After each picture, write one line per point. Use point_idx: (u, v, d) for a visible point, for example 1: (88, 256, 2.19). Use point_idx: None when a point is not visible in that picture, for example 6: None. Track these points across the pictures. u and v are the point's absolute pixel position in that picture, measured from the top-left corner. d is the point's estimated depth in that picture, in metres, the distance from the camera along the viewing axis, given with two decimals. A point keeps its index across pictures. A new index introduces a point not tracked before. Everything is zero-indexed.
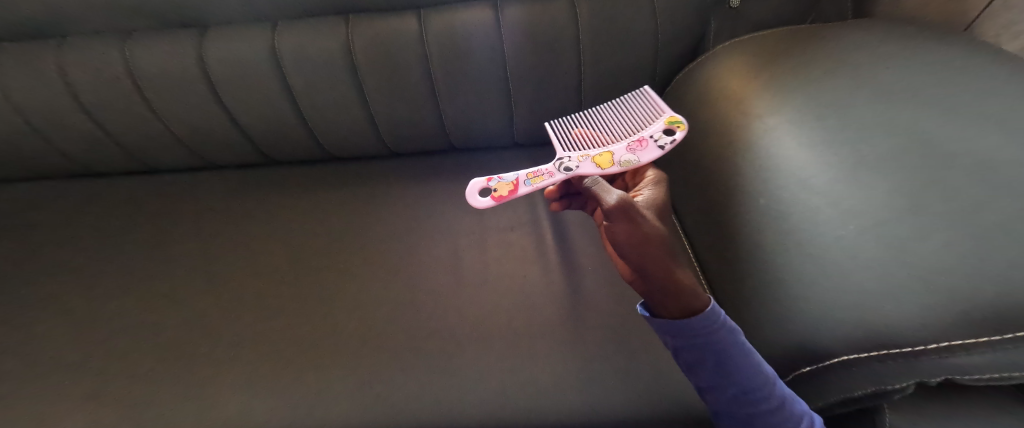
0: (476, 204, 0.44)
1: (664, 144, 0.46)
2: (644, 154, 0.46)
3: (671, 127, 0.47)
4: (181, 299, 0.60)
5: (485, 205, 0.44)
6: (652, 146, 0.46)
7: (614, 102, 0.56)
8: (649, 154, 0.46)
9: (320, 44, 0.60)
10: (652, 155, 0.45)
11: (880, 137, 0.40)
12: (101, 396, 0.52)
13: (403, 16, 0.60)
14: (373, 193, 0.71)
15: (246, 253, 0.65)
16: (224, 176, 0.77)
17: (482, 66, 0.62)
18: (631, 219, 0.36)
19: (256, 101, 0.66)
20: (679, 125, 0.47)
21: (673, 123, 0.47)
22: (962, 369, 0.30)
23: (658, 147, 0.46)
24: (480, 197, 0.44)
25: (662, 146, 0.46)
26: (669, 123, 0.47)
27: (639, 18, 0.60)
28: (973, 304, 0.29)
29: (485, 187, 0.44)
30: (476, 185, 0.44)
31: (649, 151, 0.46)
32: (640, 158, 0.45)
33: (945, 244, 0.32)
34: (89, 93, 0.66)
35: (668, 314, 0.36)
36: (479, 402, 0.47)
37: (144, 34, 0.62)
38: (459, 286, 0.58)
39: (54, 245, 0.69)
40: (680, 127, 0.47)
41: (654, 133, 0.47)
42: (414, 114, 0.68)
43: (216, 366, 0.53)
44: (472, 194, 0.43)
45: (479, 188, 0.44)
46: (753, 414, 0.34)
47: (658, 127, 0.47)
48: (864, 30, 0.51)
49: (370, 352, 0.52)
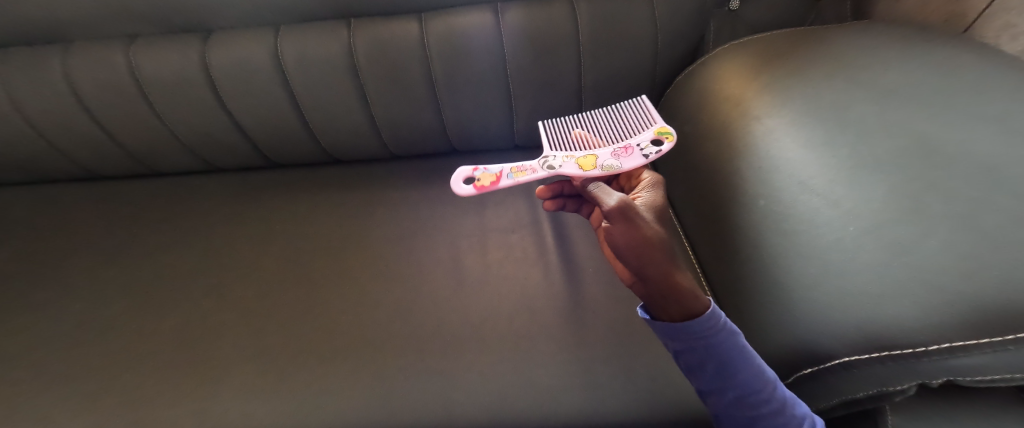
0: (458, 191, 0.46)
1: (649, 154, 0.46)
2: (628, 160, 0.46)
3: (659, 137, 0.47)
4: (189, 300, 0.62)
5: (466, 193, 0.46)
6: (636, 154, 0.46)
7: (609, 108, 0.57)
8: (632, 161, 0.46)
9: (325, 52, 0.62)
10: (635, 162, 0.46)
11: (880, 138, 0.40)
12: (108, 394, 0.53)
13: (404, 20, 0.61)
14: (376, 195, 0.73)
15: (253, 256, 0.67)
16: (228, 179, 0.80)
17: (482, 69, 0.63)
18: (630, 221, 0.36)
19: (260, 105, 0.68)
20: (667, 136, 0.47)
21: (661, 133, 0.48)
22: (963, 370, 0.29)
23: (643, 156, 0.46)
24: (463, 184, 0.46)
25: (647, 155, 0.46)
26: (657, 134, 0.48)
27: (638, 21, 0.60)
28: (974, 304, 0.29)
29: (471, 176, 0.47)
30: (461, 173, 0.47)
31: (632, 159, 0.46)
32: (622, 164, 0.46)
33: (944, 243, 0.32)
34: (106, 101, 0.68)
35: (669, 318, 0.36)
36: (478, 400, 0.48)
37: (148, 38, 0.65)
38: (461, 287, 0.59)
39: (65, 248, 0.71)
40: (668, 138, 0.47)
41: (640, 142, 0.47)
42: (416, 117, 0.69)
43: (224, 365, 0.54)
44: (456, 181, 0.46)
45: (465, 176, 0.47)
46: (755, 417, 0.34)
47: (647, 136, 0.48)
48: (862, 33, 0.52)
49: (371, 351, 0.54)
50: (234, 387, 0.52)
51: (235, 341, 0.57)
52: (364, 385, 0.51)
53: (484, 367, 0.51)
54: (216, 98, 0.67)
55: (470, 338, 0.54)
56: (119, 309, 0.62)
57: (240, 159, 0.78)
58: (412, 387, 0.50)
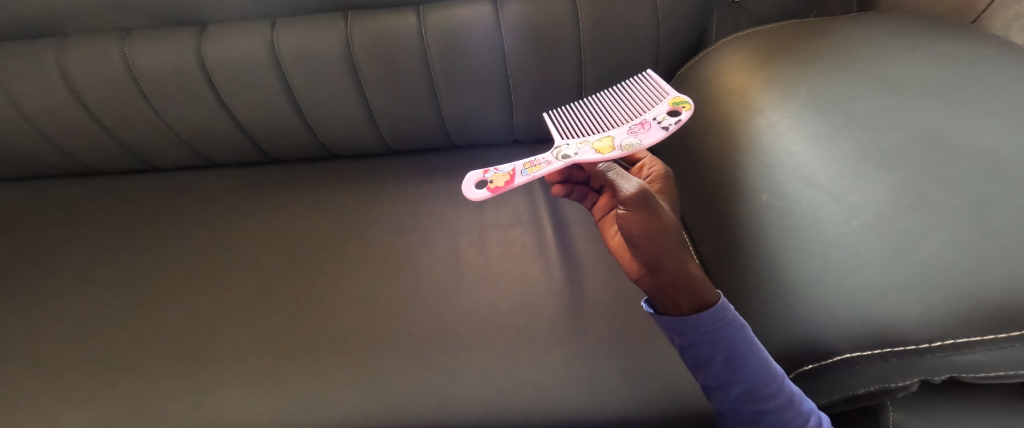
0: (471, 196, 0.43)
1: (669, 125, 0.44)
2: (647, 135, 0.44)
3: (676, 107, 0.46)
4: (186, 298, 0.62)
5: (480, 198, 0.43)
6: (656, 128, 0.44)
7: (615, 88, 0.55)
8: (653, 135, 0.44)
9: (323, 47, 0.61)
10: (656, 136, 0.44)
11: (886, 131, 0.39)
12: (105, 393, 0.53)
13: (403, 13, 0.60)
14: (374, 190, 0.72)
15: (252, 250, 0.67)
16: (227, 174, 0.80)
17: (482, 62, 0.62)
18: (649, 209, 0.35)
19: (258, 100, 0.68)
20: (684, 105, 0.45)
21: (678, 103, 0.46)
22: (970, 365, 0.29)
23: (662, 128, 0.44)
24: (475, 189, 0.43)
25: (667, 127, 0.44)
26: (674, 104, 0.46)
27: (639, 13, 0.59)
28: (980, 303, 0.28)
29: (483, 179, 0.44)
30: (473, 178, 0.44)
31: (652, 133, 0.44)
32: (643, 140, 0.43)
33: (950, 239, 0.31)
34: (104, 97, 0.68)
35: (677, 311, 0.36)
36: (478, 398, 0.48)
37: (144, 33, 0.64)
38: (460, 282, 0.59)
39: (63, 245, 0.71)
40: (686, 107, 0.45)
41: (656, 116, 0.46)
42: (415, 112, 0.69)
43: (221, 364, 0.54)
44: (469, 186, 0.43)
45: (476, 180, 0.44)
46: (762, 412, 0.33)
47: (662, 108, 0.46)
48: (868, 25, 0.51)
49: (371, 349, 0.53)
50: (234, 385, 0.52)
51: (236, 339, 0.57)
52: (364, 380, 0.51)
53: (483, 364, 0.51)
54: (214, 93, 0.67)
55: (469, 334, 0.53)
56: (119, 307, 0.62)
57: (239, 154, 0.77)
58: (411, 384, 0.50)
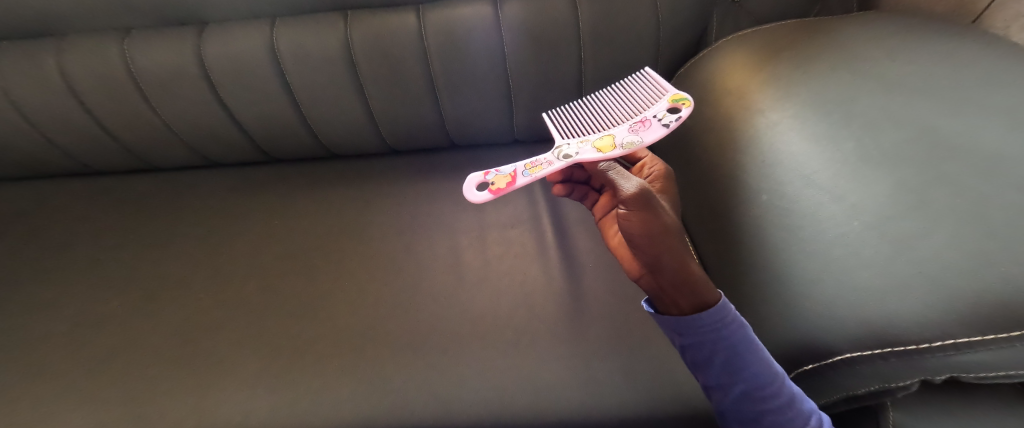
0: (473, 198, 0.43)
1: (669, 122, 0.44)
2: (647, 133, 0.44)
3: (676, 104, 0.46)
4: (186, 298, 0.62)
5: (481, 199, 0.43)
6: (656, 125, 0.44)
7: (615, 87, 0.55)
8: (653, 132, 0.44)
9: (323, 46, 0.61)
10: (657, 133, 0.44)
11: (886, 131, 0.39)
12: (105, 393, 0.53)
13: (402, 12, 0.60)
14: (374, 190, 0.72)
15: (252, 250, 0.67)
16: (227, 173, 0.80)
17: (482, 62, 0.62)
18: (649, 209, 0.35)
19: (258, 100, 0.67)
20: (684, 102, 0.45)
21: (677, 101, 0.46)
22: (970, 365, 0.29)
23: (663, 125, 0.44)
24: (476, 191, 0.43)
25: (667, 124, 0.44)
26: (674, 102, 0.46)
27: (640, 12, 0.59)
28: (980, 303, 0.28)
29: (484, 181, 0.44)
30: (474, 180, 0.44)
31: (652, 130, 0.44)
32: (643, 138, 0.43)
33: (950, 239, 0.31)
34: (103, 97, 0.68)
35: (678, 311, 0.37)
36: (478, 398, 0.48)
37: (144, 32, 0.64)
38: (460, 282, 0.59)
39: (63, 245, 0.71)
40: (686, 104, 0.45)
41: (656, 113, 0.46)
42: (415, 112, 0.69)
43: (222, 364, 0.54)
44: (470, 188, 0.43)
45: (477, 182, 0.44)
46: (762, 412, 0.33)
47: (662, 106, 0.46)
48: (869, 24, 0.51)
49: (371, 349, 0.53)
50: (235, 385, 0.52)
51: (236, 339, 0.56)
52: (364, 380, 0.51)
53: (484, 364, 0.51)
54: (214, 93, 0.67)
55: (470, 334, 0.53)
56: (119, 307, 0.61)
57: (239, 153, 0.77)
58: (411, 384, 0.50)
